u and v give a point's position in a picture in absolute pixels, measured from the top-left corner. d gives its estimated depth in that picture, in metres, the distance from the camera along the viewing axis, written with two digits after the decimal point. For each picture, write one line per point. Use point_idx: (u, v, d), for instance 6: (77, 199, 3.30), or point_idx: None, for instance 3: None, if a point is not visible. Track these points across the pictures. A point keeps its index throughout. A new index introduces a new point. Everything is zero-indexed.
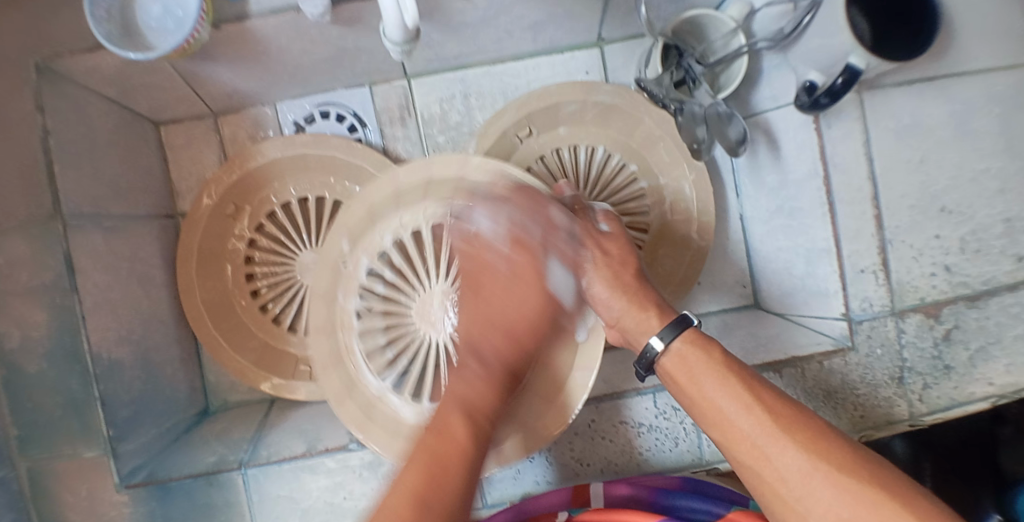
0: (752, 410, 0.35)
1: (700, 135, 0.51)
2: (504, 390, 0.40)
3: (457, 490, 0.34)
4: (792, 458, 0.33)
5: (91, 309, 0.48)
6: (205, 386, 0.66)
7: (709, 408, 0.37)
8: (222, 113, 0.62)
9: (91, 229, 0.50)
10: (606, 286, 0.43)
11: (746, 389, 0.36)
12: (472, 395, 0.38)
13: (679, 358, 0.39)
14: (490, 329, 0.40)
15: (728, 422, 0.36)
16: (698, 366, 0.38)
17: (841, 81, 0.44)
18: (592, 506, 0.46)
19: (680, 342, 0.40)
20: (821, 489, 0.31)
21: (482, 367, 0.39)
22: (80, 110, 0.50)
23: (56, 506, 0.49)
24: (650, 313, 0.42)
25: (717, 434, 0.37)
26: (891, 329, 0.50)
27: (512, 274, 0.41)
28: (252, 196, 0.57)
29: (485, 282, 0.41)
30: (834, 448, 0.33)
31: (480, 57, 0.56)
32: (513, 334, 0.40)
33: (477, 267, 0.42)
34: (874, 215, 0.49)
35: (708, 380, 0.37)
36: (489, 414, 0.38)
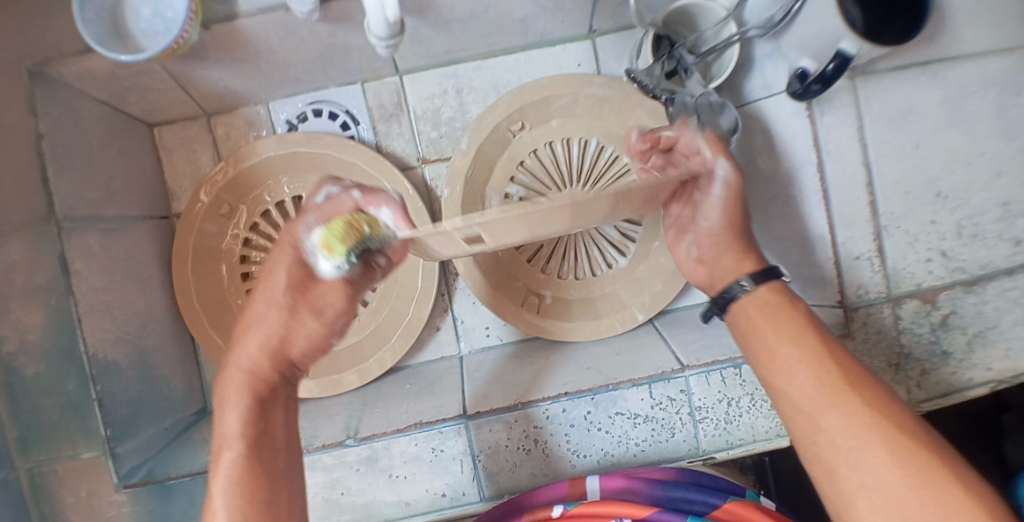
0: (818, 359, 0.36)
1: (690, 123, 0.49)
2: (257, 401, 0.39)
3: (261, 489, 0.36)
4: (849, 415, 0.33)
5: (88, 311, 0.49)
6: (203, 386, 0.66)
7: (769, 357, 0.38)
8: (215, 113, 0.62)
9: (87, 231, 0.50)
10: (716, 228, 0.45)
11: (820, 348, 0.37)
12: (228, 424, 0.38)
13: (759, 303, 0.41)
14: (264, 316, 0.41)
15: (789, 371, 0.37)
16: (766, 319, 0.40)
17: (832, 67, 0.44)
18: (589, 499, 0.47)
19: (765, 288, 0.41)
20: (872, 453, 0.31)
21: (246, 379, 0.40)
22: (73, 113, 0.51)
23: (56, 508, 0.50)
24: (745, 259, 0.44)
25: (778, 386, 0.38)
26: (888, 315, 0.50)
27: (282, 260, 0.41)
28: (247, 195, 0.58)
29: (274, 273, 0.41)
30: (892, 411, 0.33)
31: (472, 52, 0.56)
32: (290, 311, 0.41)
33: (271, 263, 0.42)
34: (867, 202, 0.50)
35: (774, 331, 0.39)
36: (254, 427, 0.38)
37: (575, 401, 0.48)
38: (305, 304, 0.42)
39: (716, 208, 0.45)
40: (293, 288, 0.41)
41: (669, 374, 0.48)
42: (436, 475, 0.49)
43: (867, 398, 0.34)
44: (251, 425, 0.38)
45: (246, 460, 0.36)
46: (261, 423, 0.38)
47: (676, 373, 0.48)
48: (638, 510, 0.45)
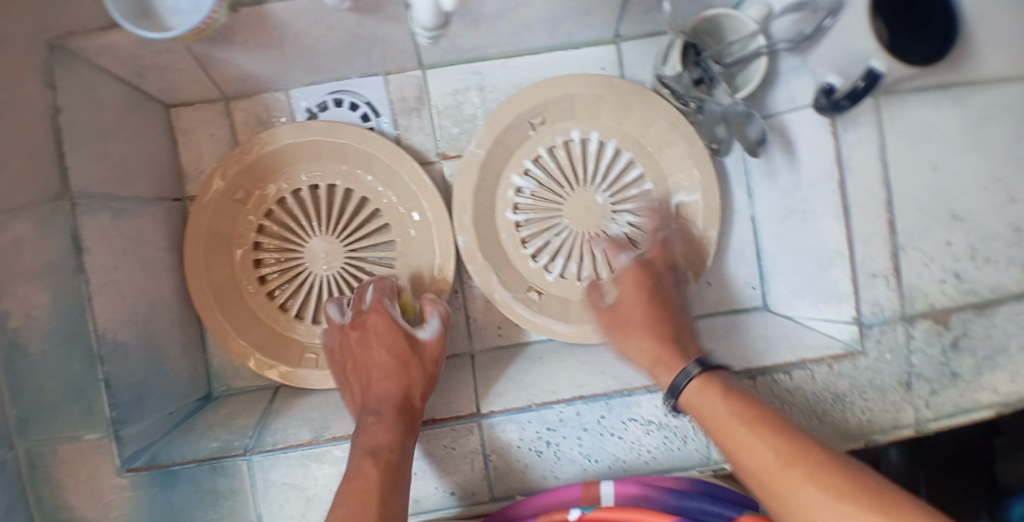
0: (765, 433, 0.33)
1: (720, 134, 0.51)
2: (406, 426, 0.42)
3: (386, 488, 0.36)
4: (816, 497, 0.28)
5: (97, 290, 0.48)
6: (208, 373, 0.65)
7: (737, 451, 0.34)
8: (235, 98, 0.62)
9: (99, 209, 0.49)
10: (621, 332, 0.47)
11: (760, 420, 0.34)
12: (378, 436, 0.40)
13: (704, 393, 0.38)
14: (375, 378, 0.46)
15: (749, 453, 0.33)
16: (716, 408, 0.36)
17: (861, 84, 0.43)
18: (604, 503, 0.46)
19: (705, 375, 0.39)
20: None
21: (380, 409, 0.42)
22: (90, 89, 0.50)
23: (54, 490, 0.50)
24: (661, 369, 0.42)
25: (747, 473, 0.33)
26: (901, 334, 0.50)
27: (373, 335, 0.49)
28: (263, 181, 0.57)
29: (371, 341, 0.48)
30: (853, 482, 0.28)
31: (497, 50, 0.56)
32: (389, 372, 0.46)
33: (343, 338, 0.50)
34: (887, 220, 0.49)
35: (730, 419, 0.35)
36: (397, 445, 0.40)
37: (590, 405, 0.48)
38: (411, 365, 0.47)
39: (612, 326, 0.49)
40: (395, 354, 0.47)
41: None
42: (446, 472, 0.49)
43: (821, 467, 0.29)
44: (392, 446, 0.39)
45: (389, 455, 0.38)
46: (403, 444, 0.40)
47: None
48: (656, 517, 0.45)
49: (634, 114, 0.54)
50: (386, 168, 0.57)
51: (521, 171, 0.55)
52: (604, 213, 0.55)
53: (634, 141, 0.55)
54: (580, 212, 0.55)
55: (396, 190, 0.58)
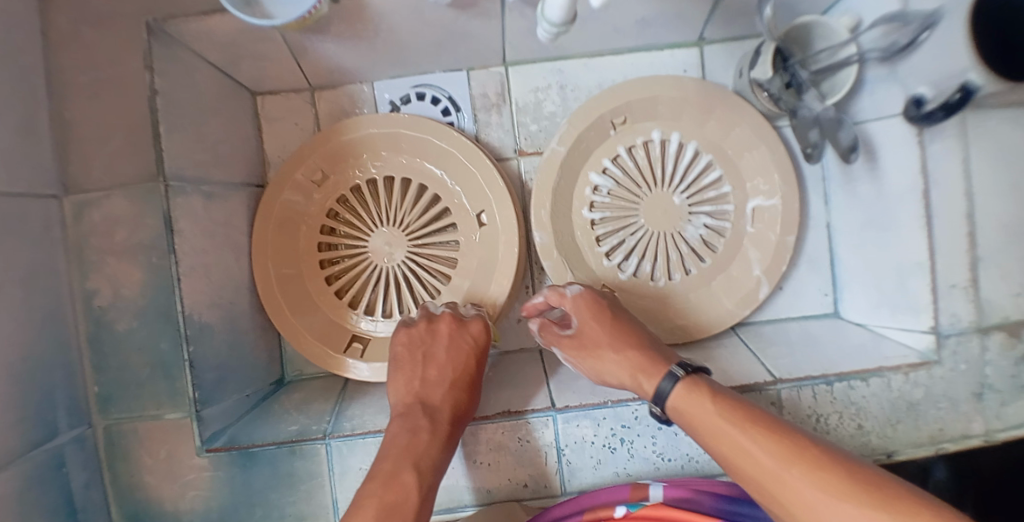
0: (769, 440, 0.36)
1: (813, 138, 0.49)
2: (442, 444, 0.44)
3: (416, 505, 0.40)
4: (811, 485, 0.32)
5: (188, 271, 0.49)
6: (283, 357, 0.65)
7: (728, 450, 0.37)
8: (320, 88, 0.62)
9: (192, 192, 0.50)
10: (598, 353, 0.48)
11: (759, 427, 0.37)
12: (419, 451, 0.43)
13: (688, 403, 0.41)
14: (436, 382, 0.49)
15: (747, 462, 0.36)
16: (711, 413, 0.39)
17: (957, 96, 0.44)
18: (652, 503, 0.47)
19: (682, 387, 0.42)
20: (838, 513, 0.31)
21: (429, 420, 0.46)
22: (189, 73, 0.50)
23: (131, 468, 0.50)
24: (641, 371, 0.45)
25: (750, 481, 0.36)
26: (976, 346, 0.50)
27: (450, 340, 0.52)
28: (343, 170, 0.59)
29: (436, 350, 0.51)
30: (827, 460, 0.34)
31: (582, 49, 0.56)
32: (454, 383, 0.50)
33: (410, 339, 0.53)
34: (967, 232, 0.49)
35: (724, 423, 0.38)
36: (433, 464, 0.43)
37: None
38: (466, 384, 0.50)
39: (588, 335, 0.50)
40: (463, 366, 0.51)
41: (762, 386, 0.50)
42: (520, 465, 0.49)
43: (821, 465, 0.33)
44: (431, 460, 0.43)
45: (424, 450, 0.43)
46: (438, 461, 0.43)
47: (769, 385, 0.50)
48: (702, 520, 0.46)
49: (718, 114, 0.54)
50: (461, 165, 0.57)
51: (599, 169, 0.56)
52: (681, 214, 0.56)
53: (716, 144, 0.55)
54: (656, 212, 0.55)
55: (469, 190, 0.58)
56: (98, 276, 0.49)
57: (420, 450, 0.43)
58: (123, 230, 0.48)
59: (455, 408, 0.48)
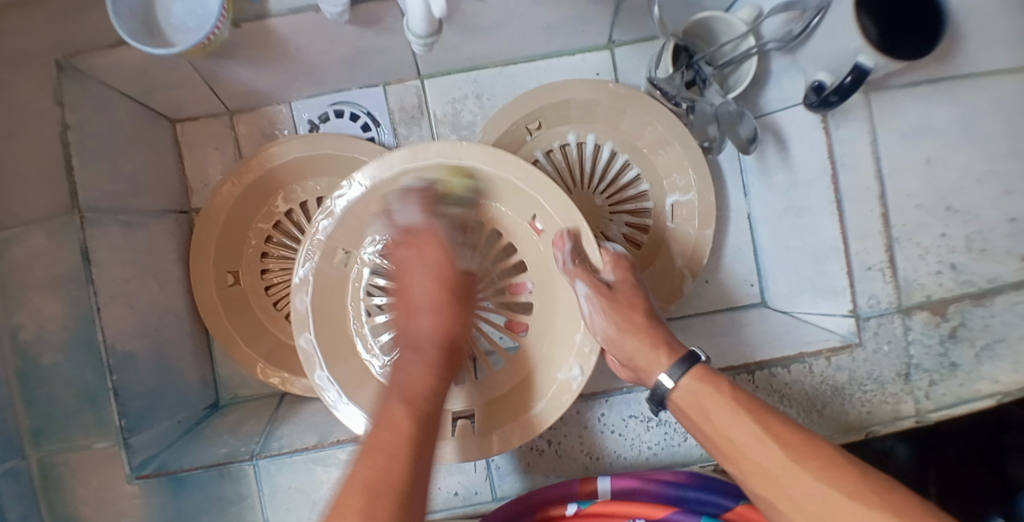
0: (765, 440, 0.34)
1: (711, 133, 0.54)
2: (446, 374, 0.39)
3: (401, 489, 0.30)
4: (812, 488, 0.32)
5: (107, 302, 0.49)
6: (217, 380, 0.66)
7: (724, 442, 0.36)
8: (238, 112, 0.63)
9: (108, 223, 0.51)
10: (615, 326, 0.42)
11: (762, 426, 0.35)
12: (415, 383, 0.37)
13: (689, 395, 0.38)
14: (419, 310, 0.42)
15: (744, 459, 0.35)
16: (710, 405, 0.37)
17: (849, 80, 0.44)
18: (600, 498, 0.47)
19: (689, 378, 0.39)
20: (839, 516, 0.30)
21: (420, 353, 0.40)
22: (98, 106, 0.51)
23: (66, 498, 0.50)
24: (660, 352, 0.41)
25: (735, 469, 0.36)
26: (898, 326, 0.51)
27: (423, 264, 0.44)
28: (273, 195, 0.59)
29: (415, 265, 0.44)
30: (840, 468, 0.32)
31: (491, 59, 0.58)
32: (438, 306, 0.42)
33: (414, 250, 0.44)
34: (880, 214, 0.50)
35: (720, 412, 0.36)
36: (432, 396, 0.37)
37: (590, 403, 0.49)
38: (462, 304, 0.44)
39: (596, 321, 0.43)
40: (449, 290, 0.43)
41: None
42: (448, 473, 0.50)
43: (819, 471, 0.32)
44: (432, 390, 0.37)
45: (418, 432, 0.34)
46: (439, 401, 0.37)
47: None
48: (653, 510, 0.46)
49: (628, 116, 0.55)
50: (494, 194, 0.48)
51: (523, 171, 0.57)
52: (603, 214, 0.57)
53: (629, 142, 0.56)
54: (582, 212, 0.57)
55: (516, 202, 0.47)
56: (21, 313, 0.48)
57: (413, 393, 0.36)
58: (42, 263, 0.48)
59: (454, 334, 0.42)
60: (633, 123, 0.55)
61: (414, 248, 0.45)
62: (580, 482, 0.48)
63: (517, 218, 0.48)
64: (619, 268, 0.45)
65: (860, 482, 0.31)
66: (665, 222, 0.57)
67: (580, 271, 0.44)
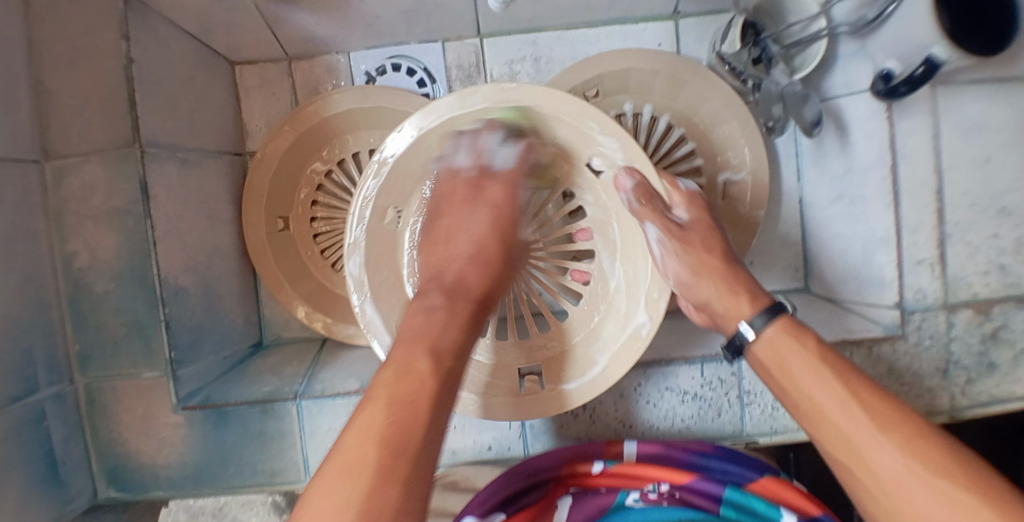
0: (852, 402, 0.32)
1: (776, 112, 0.51)
2: (474, 329, 0.36)
3: (416, 448, 0.28)
4: (899, 454, 0.29)
5: (163, 237, 0.50)
6: (261, 321, 0.67)
7: (804, 402, 0.34)
8: (295, 58, 0.63)
9: (167, 159, 0.51)
10: (690, 270, 0.40)
11: (846, 385, 0.32)
12: (437, 333, 0.34)
13: (769, 346, 0.36)
14: (456, 255, 0.40)
15: (822, 418, 0.33)
16: (792, 359, 0.35)
17: (920, 71, 0.44)
18: (626, 459, 0.45)
19: (774, 329, 0.36)
20: (917, 491, 0.28)
21: (449, 294, 0.37)
22: (163, 42, 0.52)
23: (110, 423, 0.52)
24: (742, 299, 0.38)
25: (812, 430, 0.34)
26: (941, 322, 0.51)
27: (485, 207, 0.42)
28: (325, 142, 0.58)
29: (462, 221, 0.41)
30: (943, 455, 0.29)
31: (553, 21, 0.57)
32: (484, 260, 0.40)
33: (450, 200, 0.43)
34: (935, 208, 0.50)
35: (801, 371, 0.34)
36: (457, 351, 0.34)
37: (627, 374, 0.50)
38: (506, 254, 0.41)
39: (668, 266, 0.41)
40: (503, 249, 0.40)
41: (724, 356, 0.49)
42: (483, 429, 0.51)
43: (905, 440, 0.29)
44: (461, 343, 0.35)
45: (417, 391, 0.30)
46: (465, 348, 0.34)
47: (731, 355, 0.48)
48: (677, 475, 0.44)
49: (691, 90, 0.55)
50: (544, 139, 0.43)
51: None
52: None
53: (686, 117, 0.56)
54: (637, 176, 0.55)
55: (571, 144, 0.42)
56: (79, 241, 0.50)
57: (441, 344, 0.33)
58: (102, 193, 0.49)
59: (488, 287, 0.39)
60: (689, 100, 0.55)
61: (452, 196, 0.42)
62: (607, 444, 0.47)
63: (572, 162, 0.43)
64: (695, 202, 0.43)
65: (952, 460, 0.28)
66: (719, 198, 0.56)
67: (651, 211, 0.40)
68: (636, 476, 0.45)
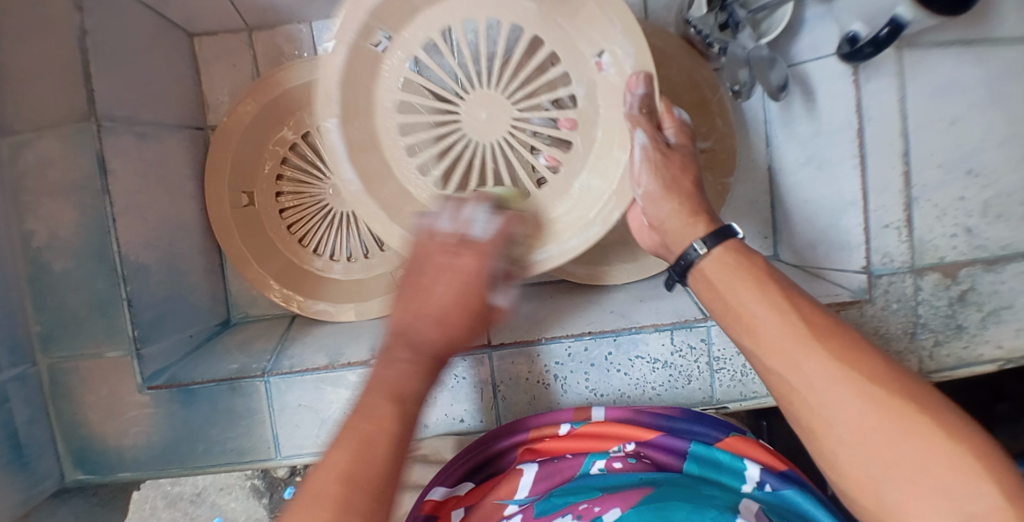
0: (786, 315, 0.32)
1: (742, 77, 0.51)
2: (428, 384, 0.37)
3: (379, 488, 0.30)
4: (832, 366, 0.30)
5: (122, 214, 0.49)
6: (228, 299, 0.67)
7: (743, 316, 0.34)
8: (256, 28, 0.63)
9: (123, 133, 0.50)
10: (660, 185, 0.39)
11: (785, 298, 0.33)
12: (399, 382, 0.35)
13: (718, 264, 0.36)
14: (425, 316, 0.38)
15: (757, 330, 0.33)
16: (733, 280, 0.35)
17: (885, 32, 0.43)
18: (593, 421, 0.46)
19: (720, 248, 0.36)
20: (850, 401, 0.29)
21: (413, 354, 0.37)
22: (116, 12, 0.50)
23: (75, 404, 0.51)
24: (698, 220, 0.38)
25: (749, 343, 0.34)
26: (909, 285, 0.51)
27: (455, 276, 0.39)
28: (289, 115, 0.58)
29: (427, 280, 0.39)
30: (873, 364, 0.30)
31: None
32: (446, 323, 0.39)
33: (424, 247, 0.41)
34: (902, 171, 0.50)
35: (742, 288, 0.34)
36: (418, 400, 0.36)
37: (598, 341, 0.49)
38: (472, 322, 0.40)
39: (642, 174, 0.40)
40: (467, 314, 0.39)
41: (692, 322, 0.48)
42: (455, 401, 0.51)
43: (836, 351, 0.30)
44: (417, 398, 0.36)
45: (378, 450, 0.31)
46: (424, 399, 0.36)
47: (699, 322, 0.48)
48: (640, 433, 0.45)
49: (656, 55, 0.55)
50: (559, 15, 0.43)
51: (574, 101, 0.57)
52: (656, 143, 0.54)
53: (654, 82, 0.56)
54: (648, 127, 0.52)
55: (580, 30, 0.43)
56: (34, 217, 0.48)
57: (394, 380, 0.35)
58: (57, 167, 0.47)
59: (449, 339, 0.39)
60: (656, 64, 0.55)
61: (428, 256, 0.40)
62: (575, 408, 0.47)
63: (579, 49, 0.43)
64: (682, 133, 0.42)
65: (879, 370, 0.29)
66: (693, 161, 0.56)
67: (643, 120, 0.40)
68: (603, 437, 0.46)
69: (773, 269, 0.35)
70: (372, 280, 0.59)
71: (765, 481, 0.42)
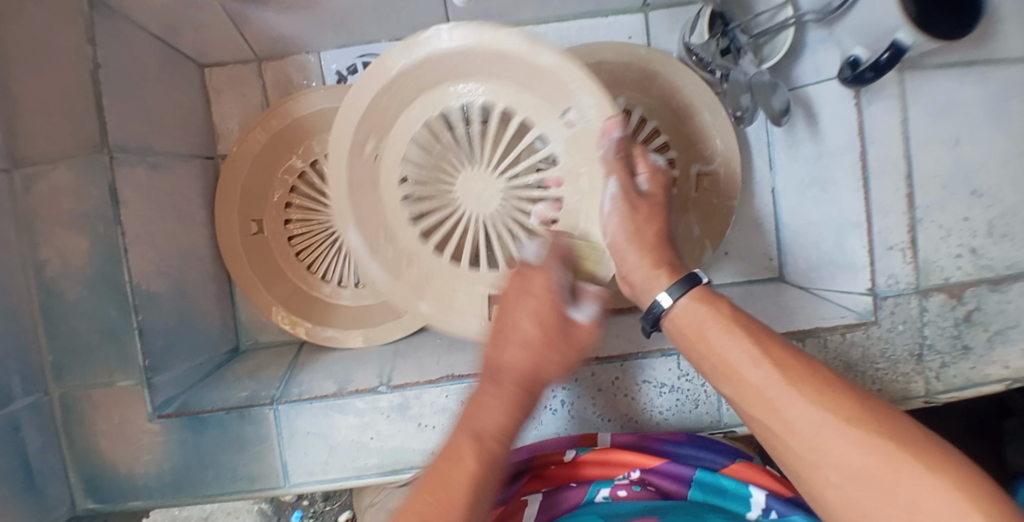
0: (761, 361, 0.32)
1: (744, 103, 0.53)
2: (523, 414, 0.39)
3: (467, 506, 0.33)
4: (811, 402, 0.29)
5: (134, 242, 0.50)
6: (236, 325, 0.68)
7: (722, 366, 0.34)
8: (266, 59, 0.64)
9: (136, 163, 0.51)
10: (626, 234, 0.40)
11: (758, 344, 0.33)
12: (483, 419, 0.37)
13: (687, 313, 0.37)
14: (502, 341, 0.40)
15: (738, 378, 0.33)
16: (708, 326, 0.35)
17: (886, 56, 0.44)
18: (599, 447, 0.48)
19: (686, 298, 0.37)
20: (831, 436, 0.28)
21: (497, 387, 0.39)
22: (129, 45, 0.51)
23: (87, 432, 0.51)
24: (661, 272, 0.39)
25: (730, 391, 0.34)
26: (914, 306, 0.51)
27: (531, 298, 0.40)
28: (296, 143, 0.58)
29: (509, 308, 0.40)
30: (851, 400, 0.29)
31: (522, 15, 0.58)
32: (527, 339, 0.39)
33: (513, 289, 0.41)
34: (905, 194, 0.50)
35: (715, 333, 0.35)
36: (501, 436, 0.37)
37: (604, 367, 0.49)
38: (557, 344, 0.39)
39: (611, 223, 0.41)
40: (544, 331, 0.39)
41: None
42: None
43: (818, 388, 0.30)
44: (509, 428, 0.38)
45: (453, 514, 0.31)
46: (508, 434, 0.37)
47: None
48: (647, 460, 0.46)
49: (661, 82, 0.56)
50: (523, 84, 0.45)
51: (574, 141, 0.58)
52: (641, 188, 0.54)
53: (658, 107, 0.56)
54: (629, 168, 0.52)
55: (545, 84, 0.44)
56: (48, 248, 0.49)
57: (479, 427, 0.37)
58: (71, 200, 0.48)
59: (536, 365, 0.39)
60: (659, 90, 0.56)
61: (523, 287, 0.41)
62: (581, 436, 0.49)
63: (547, 106, 0.45)
64: (657, 179, 0.43)
65: (859, 405, 0.29)
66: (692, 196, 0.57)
67: (618, 167, 0.42)
68: (610, 464, 0.47)
69: (750, 318, 0.36)
70: (379, 306, 0.60)
71: (772, 508, 0.42)
